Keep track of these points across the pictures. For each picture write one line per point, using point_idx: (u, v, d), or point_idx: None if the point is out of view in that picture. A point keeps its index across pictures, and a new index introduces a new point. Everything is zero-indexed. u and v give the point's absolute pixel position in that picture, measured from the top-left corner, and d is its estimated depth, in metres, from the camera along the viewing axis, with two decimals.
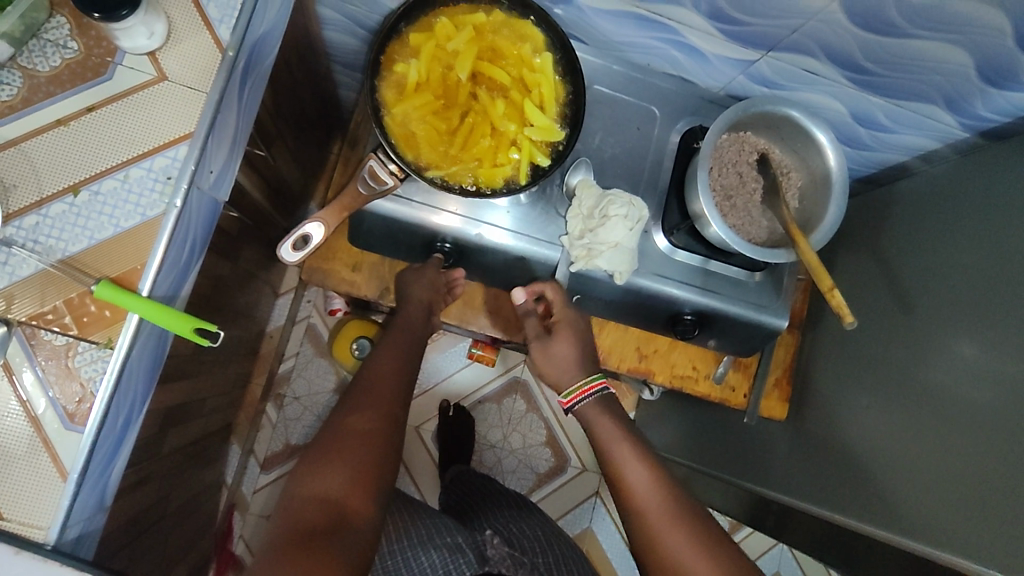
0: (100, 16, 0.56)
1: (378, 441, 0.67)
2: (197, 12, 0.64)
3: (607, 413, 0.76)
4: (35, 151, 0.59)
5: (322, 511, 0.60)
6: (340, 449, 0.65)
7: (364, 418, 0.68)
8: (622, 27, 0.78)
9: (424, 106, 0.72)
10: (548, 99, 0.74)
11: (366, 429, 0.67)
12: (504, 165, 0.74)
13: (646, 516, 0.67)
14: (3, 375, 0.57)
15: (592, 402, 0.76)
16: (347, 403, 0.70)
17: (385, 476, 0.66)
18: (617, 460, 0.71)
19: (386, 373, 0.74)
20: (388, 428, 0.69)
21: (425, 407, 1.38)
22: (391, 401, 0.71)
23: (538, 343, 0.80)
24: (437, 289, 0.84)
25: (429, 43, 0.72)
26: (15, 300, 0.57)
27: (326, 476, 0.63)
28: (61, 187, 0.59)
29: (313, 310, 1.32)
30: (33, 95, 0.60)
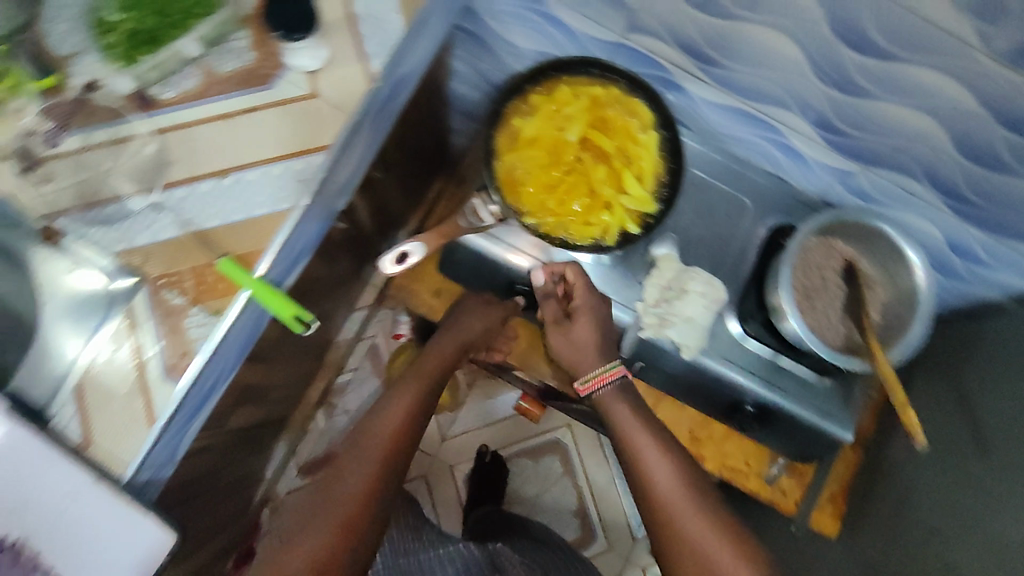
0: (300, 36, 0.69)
1: (366, 501, 0.64)
2: (354, 45, 0.73)
3: (626, 401, 0.75)
4: (199, 136, 0.68)
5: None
6: (321, 511, 0.63)
7: (353, 476, 0.66)
8: (727, 119, 0.84)
9: (532, 158, 0.78)
10: (645, 173, 0.79)
11: (351, 489, 0.65)
12: (595, 225, 0.78)
13: (664, 503, 0.65)
14: (124, 322, 0.64)
15: (609, 390, 0.75)
16: (344, 452, 0.69)
17: (369, 535, 0.64)
18: (638, 448, 0.70)
19: (392, 424, 0.72)
20: (381, 483, 0.66)
21: (464, 447, 1.39)
22: (389, 454, 0.69)
23: (557, 327, 0.78)
24: (485, 330, 0.87)
25: (548, 105, 0.79)
26: (153, 257, 0.66)
27: (303, 542, 0.61)
28: (213, 170, 0.68)
29: (380, 332, 1.37)
30: (209, 90, 0.69)
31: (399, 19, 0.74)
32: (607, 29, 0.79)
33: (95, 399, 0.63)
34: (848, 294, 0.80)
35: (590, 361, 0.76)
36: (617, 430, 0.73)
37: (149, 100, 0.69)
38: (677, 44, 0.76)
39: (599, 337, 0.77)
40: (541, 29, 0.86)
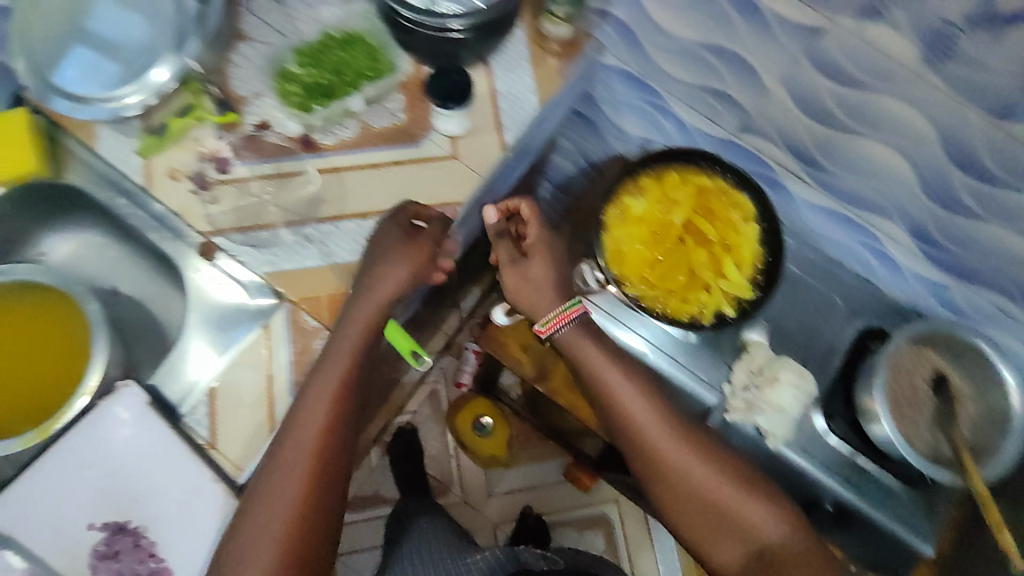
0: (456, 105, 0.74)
1: (301, 526, 0.63)
2: (494, 117, 0.81)
3: (587, 335, 0.76)
4: (349, 181, 0.76)
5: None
6: (254, 549, 0.61)
7: (277, 510, 0.62)
8: (824, 221, 0.88)
9: (638, 234, 0.83)
10: (744, 262, 0.82)
11: (281, 517, 0.62)
12: (692, 304, 0.81)
13: (648, 438, 0.74)
14: (261, 334, 0.71)
15: (571, 327, 0.76)
16: (262, 477, 0.63)
17: (316, 545, 0.64)
18: (609, 383, 0.75)
19: (315, 439, 0.64)
20: (317, 501, 0.64)
21: (509, 507, 1.38)
22: (318, 469, 0.64)
23: (512, 267, 0.77)
24: (412, 273, 0.71)
25: (657, 188, 0.84)
26: (293, 282, 0.72)
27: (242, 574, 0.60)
28: (358, 212, 0.75)
29: (442, 379, 1.39)
30: (364, 140, 0.77)
31: (535, 99, 0.82)
32: (719, 126, 0.85)
33: (225, 404, 0.68)
34: (937, 407, 0.80)
35: (552, 302, 0.76)
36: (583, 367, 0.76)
37: (312, 143, 0.76)
38: (786, 146, 0.81)
39: (553, 275, 0.78)
40: (654, 120, 0.93)
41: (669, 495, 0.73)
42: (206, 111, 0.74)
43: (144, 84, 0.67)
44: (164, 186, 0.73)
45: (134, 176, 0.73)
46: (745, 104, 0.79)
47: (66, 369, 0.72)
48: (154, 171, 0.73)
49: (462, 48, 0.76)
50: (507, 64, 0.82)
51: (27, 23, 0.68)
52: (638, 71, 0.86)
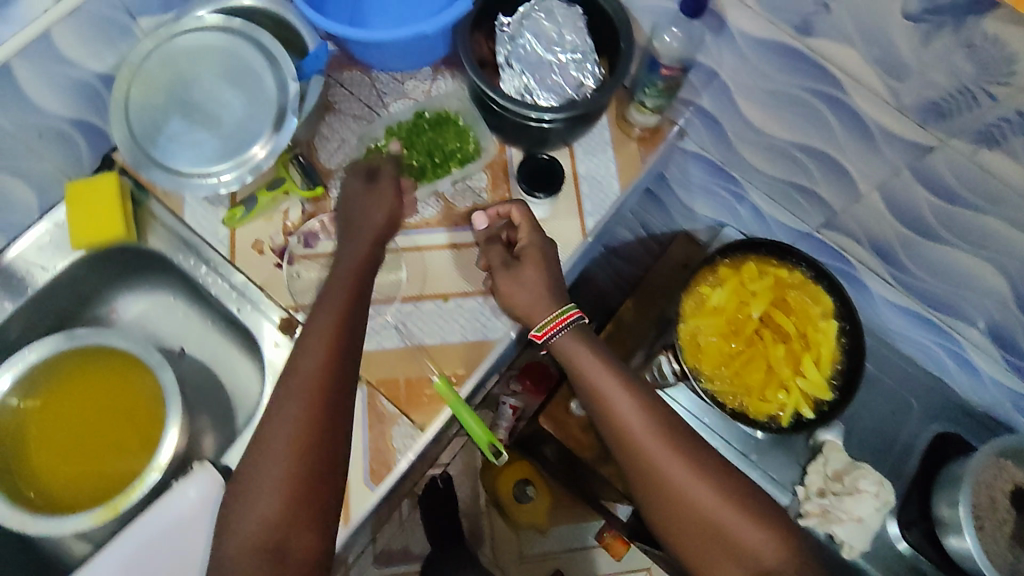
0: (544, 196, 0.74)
1: (308, 466, 0.55)
2: (576, 201, 0.79)
3: (587, 342, 0.70)
4: (430, 259, 0.76)
5: (260, 560, 0.53)
6: (263, 491, 0.55)
7: (283, 449, 0.56)
8: (902, 320, 0.86)
9: (715, 326, 0.81)
10: (824, 360, 0.81)
11: (279, 464, 0.55)
12: (770, 402, 0.79)
13: (638, 442, 0.67)
14: None
15: (567, 333, 0.70)
16: (269, 412, 0.58)
17: (328, 495, 0.56)
18: (604, 391, 0.68)
19: (315, 372, 0.58)
20: (323, 441, 0.56)
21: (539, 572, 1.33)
22: (321, 407, 0.57)
23: (502, 272, 0.71)
24: (389, 219, 0.66)
25: (734, 277, 0.83)
26: (372, 364, 0.72)
27: (253, 520, 0.54)
28: (438, 292, 0.75)
29: None
30: (446, 219, 0.77)
31: (617, 184, 0.80)
32: (799, 218, 0.84)
33: None
34: (1016, 520, 0.77)
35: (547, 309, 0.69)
36: (580, 376, 0.70)
37: None
38: (869, 245, 0.80)
39: (552, 283, 0.70)
40: (727, 204, 0.92)
41: (672, 519, 0.66)
42: (293, 185, 0.74)
43: (243, 161, 0.67)
44: (248, 260, 0.74)
45: (218, 248, 0.74)
46: (832, 202, 0.78)
47: (134, 441, 0.71)
48: (239, 245, 0.74)
49: (552, 134, 0.74)
50: (591, 147, 0.81)
51: (130, 90, 0.67)
52: (719, 159, 0.85)
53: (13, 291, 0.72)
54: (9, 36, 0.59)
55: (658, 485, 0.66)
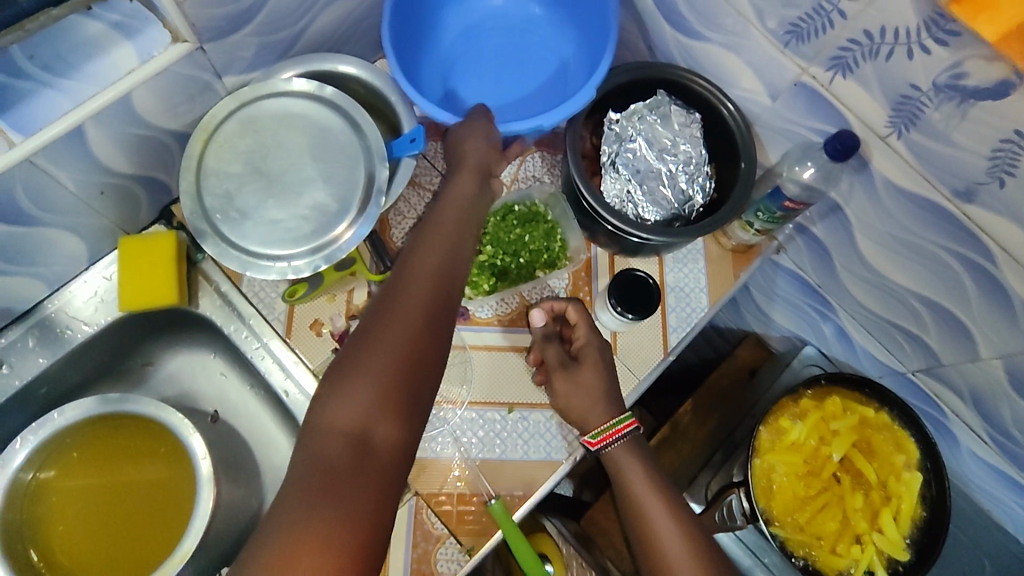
0: (631, 316, 0.67)
1: (411, 350, 0.50)
2: (660, 315, 0.74)
3: (641, 460, 0.64)
4: (498, 362, 0.70)
5: (343, 445, 0.46)
6: (358, 372, 0.48)
7: (392, 330, 0.50)
8: (989, 479, 0.79)
9: (791, 464, 0.75)
10: (903, 516, 0.75)
11: (381, 354, 0.49)
12: (844, 557, 0.73)
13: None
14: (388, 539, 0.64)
15: (621, 444, 0.64)
16: (372, 311, 0.53)
17: (423, 393, 0.50)
18: (652, 518, 0.61)
19: (427, 268, 0.54)
20: (430, 335, 0.51)
21: None
22: (432, 306, 0.53)
23: (558, 372, 0.66)
24: (490, 138, 0.64)
25: (816, 412, 0.77)
26: (423, 474, 0.66)
27: (345, 397, 0.48)
28: (502, 402, 0.69)
29: None
30: (520, 319, 0.72)
31: (706, 298, 0.75)
32: (895, 356, 0.79)
33: None
34: None
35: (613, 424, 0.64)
36: (630, 497, 0.63)
37: (466, 316, 0.71)
38: (973, 402, 0.74)
39: (611, 390, 0.66)
40: (811, 321, 0.87)
41: None
42: (363, 266, 0.68)
43: (319, 249, 0.62)
44: (303, 339, 0.69)
45: (277, 325, 0.70)
46: (939, 351, 0.72)
47: (156, 527, 0.65)
48: (296, 322, 0.70)
49: (648, 245, 0.69)
50: (682, 256, 0.76)
51: (205, 153, 0.63)
52: (816, 281, 0.80)
53: (53, 348, 0.67)
54: (88, 99, 0.54)
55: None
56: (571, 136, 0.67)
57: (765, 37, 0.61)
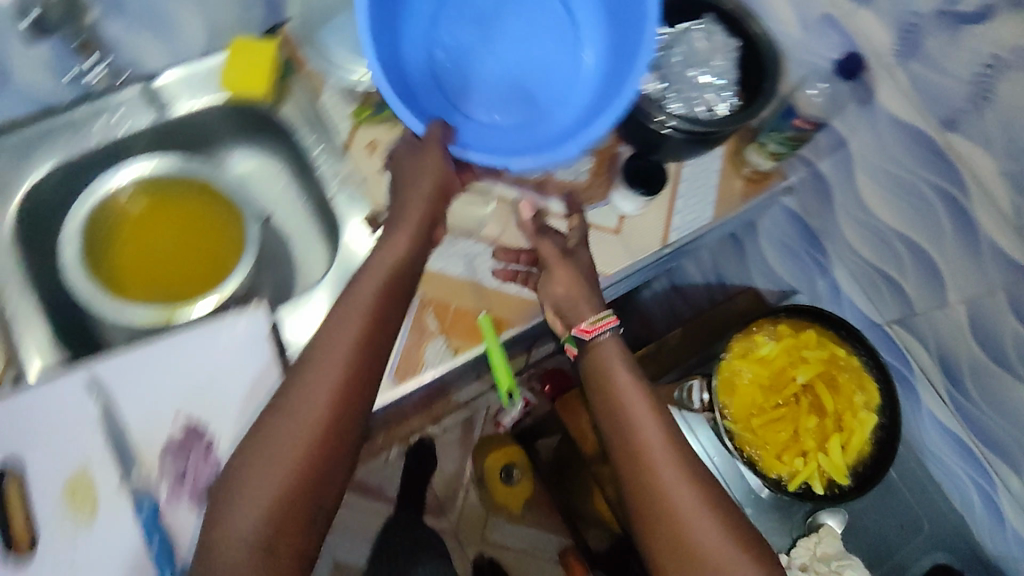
0: (643, 191, 0.78)
1: (316, 458, 0.55)
2: (667, 214, 0.82)
3: (622, 357, 0.68)
4: (515, 214, 0.80)
5: (250, 551, 0.52)
6: (262, 483, 0.53)
7: (289, 444, 0.54)
8: (942, 440, 0.84)
9: (756, 374, 0.82)
10: (850, 446, 0.80)
11: (286, 465, 0.54)
12: (786, 465, 0.80)
13: (653, 471, 0.61)
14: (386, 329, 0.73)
15: (608, 338, 0.69)
16: (276, 413, 0.56)
17: (328, 491, 0.56)
18: (631, 410, 0.64)
19: (333, 372, 0.57)
20: (334, 440, 0.56)
21: (492, 544, 1.45)
22: (337, 409, 0.56)
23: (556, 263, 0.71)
24: (438, 185, 0.64)
25: (791, 338, 0.83)
26: (431, 282, 0.76)
27: (252, 500, 0.53)
28: (512, 244, 0.79)
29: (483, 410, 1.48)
30: (544, 184, 0.81)
31: (711, 212, 0.84)
32: (877, 307, 0.85)
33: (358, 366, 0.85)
34: None
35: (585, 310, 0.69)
36: (613, 389, 0.66)
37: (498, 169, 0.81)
38: (937, 355, 0.79)
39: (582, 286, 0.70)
40: (808, 273, 0.93)
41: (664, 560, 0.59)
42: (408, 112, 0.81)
43: None
44: (358, 153, 0.78)
45: (338, 135, 0.79)
46: (913, 299, 0.79)
47: (212, 268, 0.76)
48: (355, 139, 0.78)
49: (666, 143, 0.77)
50: (701, 169, 0.84)
51: None
52: (816, 225, 0.88)
53: (159, 108, 0.79)
54: None
55: (645, 492, 0.61)
56: None
57: None
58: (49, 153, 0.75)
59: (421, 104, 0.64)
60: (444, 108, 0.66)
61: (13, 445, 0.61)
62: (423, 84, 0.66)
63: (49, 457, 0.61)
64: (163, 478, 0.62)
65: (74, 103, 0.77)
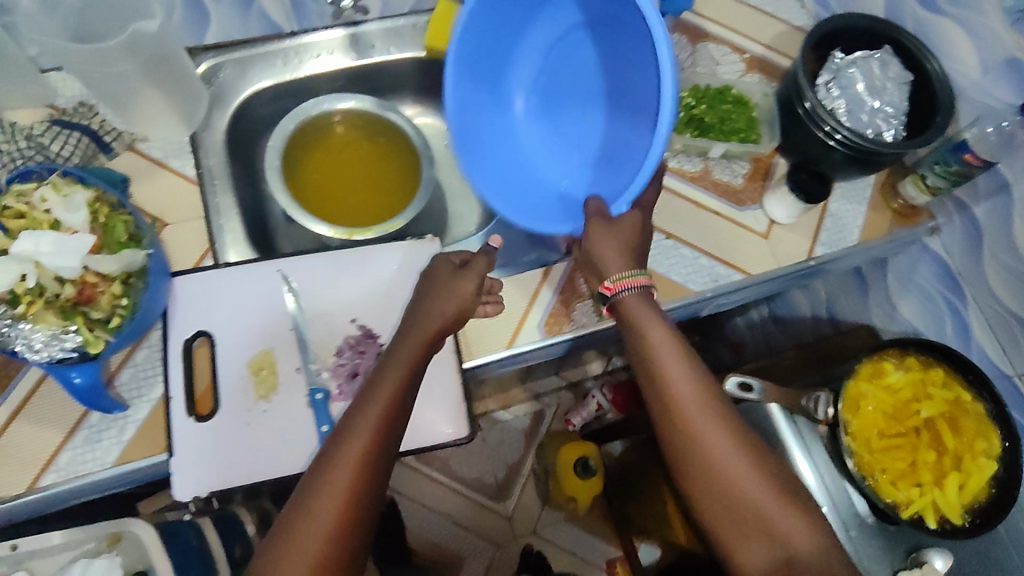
0: (801, 199, 0.80)
1: (357, 492, 0.57)
2: (815, 230, 0.85)
3: (652, 313, 0.67)
4: (670, 203, 0.83)
5: None
6: (310, 522, 0.55)
7: (335, 482, 0.56)
8: None
9: (881, 399, 0.83)
10: (968, 489, 0.79)
11: (332, 502, 0.56)
12: (900, 492, 0.81)
13: (694, 438, 0.62)
14: (536, 284, 0.77)
15: (633, 295, 0.67)
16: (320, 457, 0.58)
17: (366, 518, 0.57)
18: (669, 371, 0.64)
19: (375, 410, 0.60)
20: (371, 473, 0.58)
21: (540, 538, 1.47)
22: (373, 447, 0.58)
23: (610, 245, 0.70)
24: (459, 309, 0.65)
25: (918, 372, 0.84)
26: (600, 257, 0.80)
27: (303, 544, 0.54)
28: (664, 229, 0.82)
29: (554, 406, 1.51)
30: (702, 179, 0.85)
31: (857, 235, 0.86)
32: (1007, 358, 0.85)
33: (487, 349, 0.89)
34: None
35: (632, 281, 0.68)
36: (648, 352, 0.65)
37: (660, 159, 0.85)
38: None
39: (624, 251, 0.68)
40: (938, 314, 0.93)
41: (717, 521, 0.61)
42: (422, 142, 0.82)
43: None
44: None
45: None
46: None
47: (398, 191, 0.84)
48: None
49: (829, 158, 0.81)
50: (851, 193, 0.87)
51: None
52: (958, 268, 0.89)
53: (358, 52, 0.86)
54: None
55: (687, 451, 0.62)
56: (803, 56, 0.80)
57: (999, 16, 0.75)
58: (263, 73, 0.83)
59: (518, 163, 0.76)
60: (557, 168, 0.76)
61: (209, 320, 0.68)
62: (539, 157, 0.77)
63: (237, 336, 0.68)
64: (336, 374, 0.68)
65: (296, 32, 0.84)
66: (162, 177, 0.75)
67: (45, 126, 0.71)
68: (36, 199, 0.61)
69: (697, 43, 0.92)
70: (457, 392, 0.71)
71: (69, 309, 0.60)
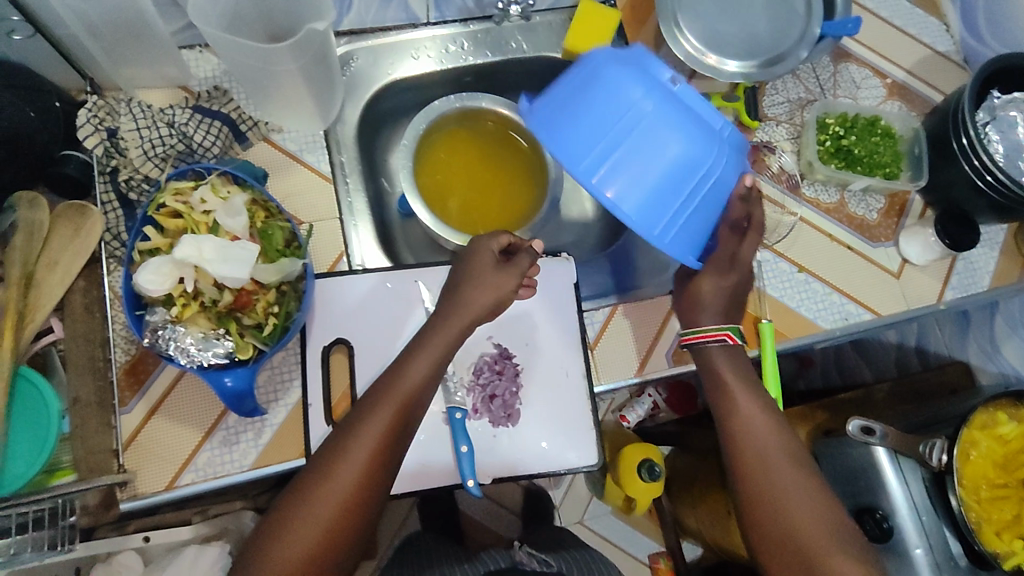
0: (944, 242, 0.79)
1: (381, 455, 0.56)
2: (945, 273, 0.82)
3: (729, 359, 0.68)
4: (803, 234, 0.81)
5: (316, 537, 0.54)
6: (333, 477, 0.55)
7: (360, 442, 0.56)
8: None
9: (992, 448, 0.83)
10: None
11: (356, 459, 0.56)
12: (1006, 543, 0.80)
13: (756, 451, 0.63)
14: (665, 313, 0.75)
15: (714, 348, 0.68)
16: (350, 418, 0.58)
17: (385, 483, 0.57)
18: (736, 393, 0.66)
19: (411, 381, 0.59)
20: (395, 439, 0.58)
21: None
22: (403, 414, 0.58)
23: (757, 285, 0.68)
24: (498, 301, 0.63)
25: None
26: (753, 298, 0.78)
27: (325, 497, 0.54)
28: (796, 262, 0.80)
29: None
30: (836, 211, 0.82)
31: (986, 281, 0.84)
32: None
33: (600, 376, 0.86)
34: None
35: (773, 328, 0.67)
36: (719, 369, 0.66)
37: (796, 187, 0.82)
38: None
39: None
40: None
41: (765, 528, 0.60)
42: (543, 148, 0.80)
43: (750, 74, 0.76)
44: None
45: None
46: None
47: (518, 199, 0.82)
48: None
49: (974, 202, 0.78)
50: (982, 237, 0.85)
51: None
52: None
53: (495, 48, 0.81)
54: None
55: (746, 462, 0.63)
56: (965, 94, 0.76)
57: None
58: (396, 63, 0.79)
59: None
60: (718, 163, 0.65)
61: (348, 328, 0.68)
62: None
63: (375, 346, 0.68)
64: (472, 393, 0.70)
65: (432, 22, 0.79)
66: (296, 173, 0.72)
67: (186, 113, 0.68)
68: (195, 201, 0.59)
69: (839, 62, 0.87)
70: (587, 417, 0.71)
71: (223, 315, 0.59)
